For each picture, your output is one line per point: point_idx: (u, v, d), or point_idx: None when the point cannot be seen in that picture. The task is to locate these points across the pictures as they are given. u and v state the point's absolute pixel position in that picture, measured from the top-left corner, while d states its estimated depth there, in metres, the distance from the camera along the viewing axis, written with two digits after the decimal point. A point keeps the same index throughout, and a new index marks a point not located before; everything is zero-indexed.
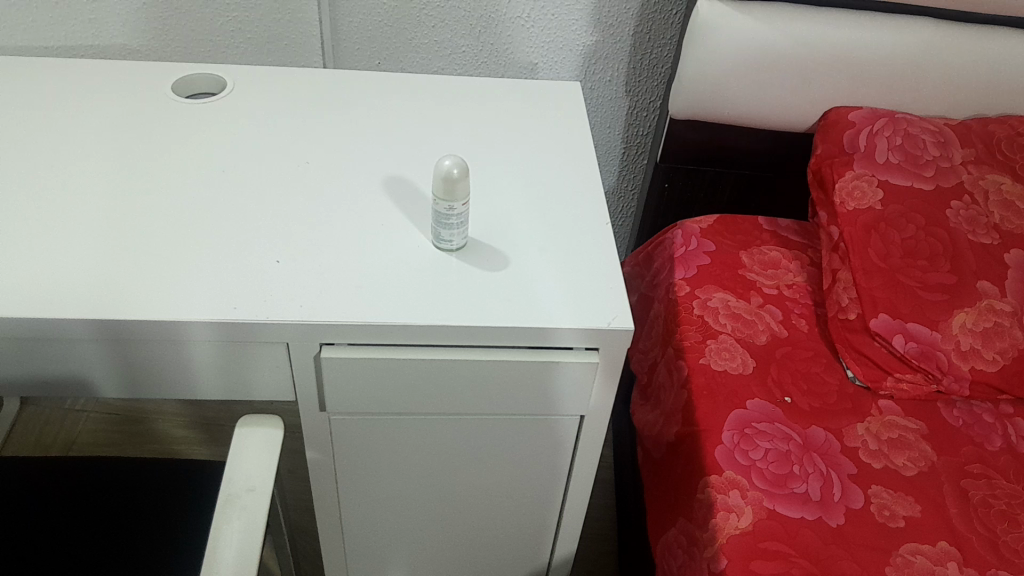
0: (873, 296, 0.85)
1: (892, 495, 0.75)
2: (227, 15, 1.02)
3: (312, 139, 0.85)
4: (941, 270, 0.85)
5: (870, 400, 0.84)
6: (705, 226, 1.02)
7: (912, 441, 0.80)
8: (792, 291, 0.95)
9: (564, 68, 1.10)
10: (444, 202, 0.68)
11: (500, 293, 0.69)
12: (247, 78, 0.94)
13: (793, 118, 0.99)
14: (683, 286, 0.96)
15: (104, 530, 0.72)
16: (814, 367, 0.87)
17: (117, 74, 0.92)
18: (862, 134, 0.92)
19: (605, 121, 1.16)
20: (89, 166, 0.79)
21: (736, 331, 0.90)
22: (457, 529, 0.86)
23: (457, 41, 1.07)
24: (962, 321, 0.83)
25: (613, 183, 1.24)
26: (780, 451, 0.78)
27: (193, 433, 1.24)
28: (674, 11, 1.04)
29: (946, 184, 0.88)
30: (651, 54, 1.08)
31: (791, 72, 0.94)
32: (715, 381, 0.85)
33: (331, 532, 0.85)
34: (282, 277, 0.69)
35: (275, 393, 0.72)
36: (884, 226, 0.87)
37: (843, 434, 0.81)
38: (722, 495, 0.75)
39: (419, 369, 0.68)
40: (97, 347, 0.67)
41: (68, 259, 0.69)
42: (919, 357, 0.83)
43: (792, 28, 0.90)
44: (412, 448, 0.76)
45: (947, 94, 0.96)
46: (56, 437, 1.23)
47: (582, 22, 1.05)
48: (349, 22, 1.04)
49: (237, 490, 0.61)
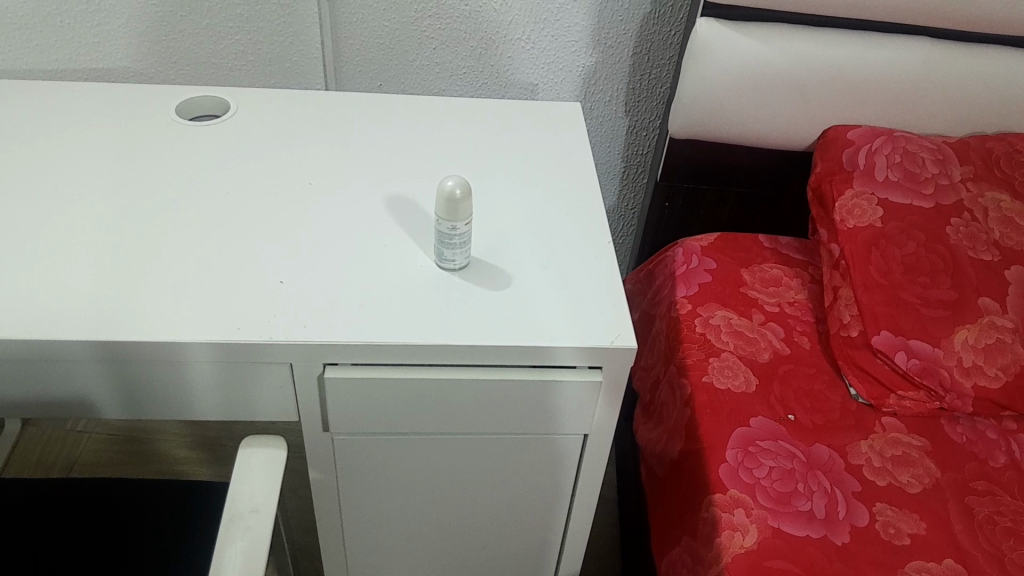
0: (874, 312, 0.85)
1: (898, 512, 0.75)
2: (230, 38, 1.03)
3: (315, 157, 0.86)
4: (942, 287, 0.85)
5: (873, 416, 0.84)
6: (706, 243, 1.03)
7: (916, 458, 0.80)
8: (794, 308, 0.95)
9: (565, 88, 1.11)
10: (446, 221, 0.68)
11: (501, 311, 0.69)
12: (251, 99, 0.95)
13: (792, 137, 1.00)
14: (685, 303, 0.96)
15: (105, 547, 0.72)
16: (817, 384, 0.87)
17: (120, 95, 0.93)
18: (861, 152, 0.92)
19: (606, 140, 1.17)
20: (92, 187, 0.79)
21: (738, 349, 0.90)
22: (459, 548, 0.85)
23: (458, 62, 1.08)
24: (965, 338, 0.83)
25: (613, 203, 1.24)
26: (784, 468, 0.77)
27: (194, 454, 1.24)
28: (673, 31, 1.05)
29: (946, 201, 0.89)
30: (651, 75, 1.09)
31: (789, 92, 0.95)
32: (718, 398, 0.85)
33: (334, 552, 0.85)
34: (286, 297, 0.69)
35: (278, 413, 0.72)
36: (884, 243, 0.87)
37: (847, 451, 0.80)
38: (727, 513, 0.74)
39: (422, 388, 0.68)
40: (97, 368, 0.67)
41: (68, 279, 0.69)
42: (921, 373, 0.83)
43: (790, 48, 0.91)
44: (414, 468, 0.76)
45: (944, 112, 0.96)
46: (58, 457, 1.22)
47: (582, 43, 1.06)
48: (351, 44, 1.06)
49: (242, 510, 0.62)
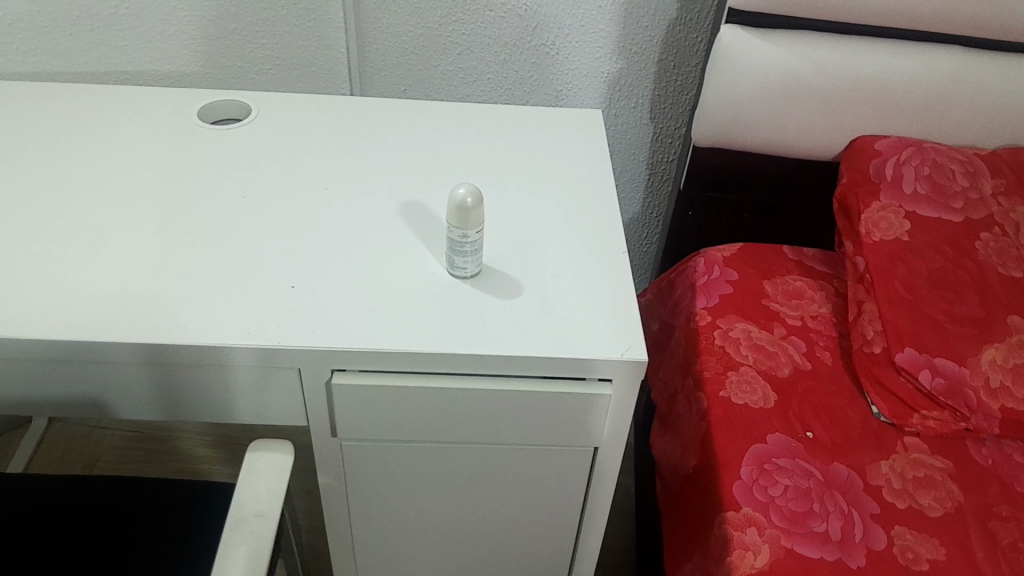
0: (898, 328, 0.83)
1: (917, 536, 0.73)
2: (257, 42, 1.03)
3: (333, 162, 0.86)
4: (969, 304, 0.82)
5: (895, 436, 0.82)
6: (728, 254, 1.01)
7: (938, 480, 0.78)
8: (817, 322, 0.93)
9: (589, 95, 1.10)
10: (457, 229, 0.68)
11: (512, 321, 0.68)
12: (274, 103, 0.95)
13: (819, 148, 0.98)
14: (704, 315, 0.94)
15: (116, 544, 0.73)
16: (837, 401, 0.84)
17: (145, 98, 0.94)
18: (888, 164, 0.90)
19: (629, 147, 1.15)
20: (113, 188, 0.80)
21: (758, 363, 0.88)
22: (467, 556, 0.85)
23: (482, 67, 1.07)
24: (992, 357, 0.80)
25: (637, 210, 1.23)
26: (800, 487, 0.75)
27: (214, 454, 1.24)
28: (699, 38, 1.04)
29: (976, 215, 0.86)
30: (676, 82, 1.08)
31: (816, 101, 0.93)
32: (735, 414, 0.83)
33: (342, 556, 0.84)
34: (297, 302, 0.69)
35: (287, 417, 0.72)
36: (910, 257, 0.85)
37: (867, 472, 0.78)
38: (739, 532, 0.72)
39: (428, 397, 0.67)
40: (109, 369, 0.67)
41: (85, 280, 0.70)
42: (945, 393, 0.80)
43: (817, 56, 0.89)
44: (422, 475, 0.75)
45: (977, 123, 0.94)
46: (81, 453, 1.24)
47: (607, 49, 1.05)
48: (375, 49, 1.06)
49: (246, 515, 0.62)
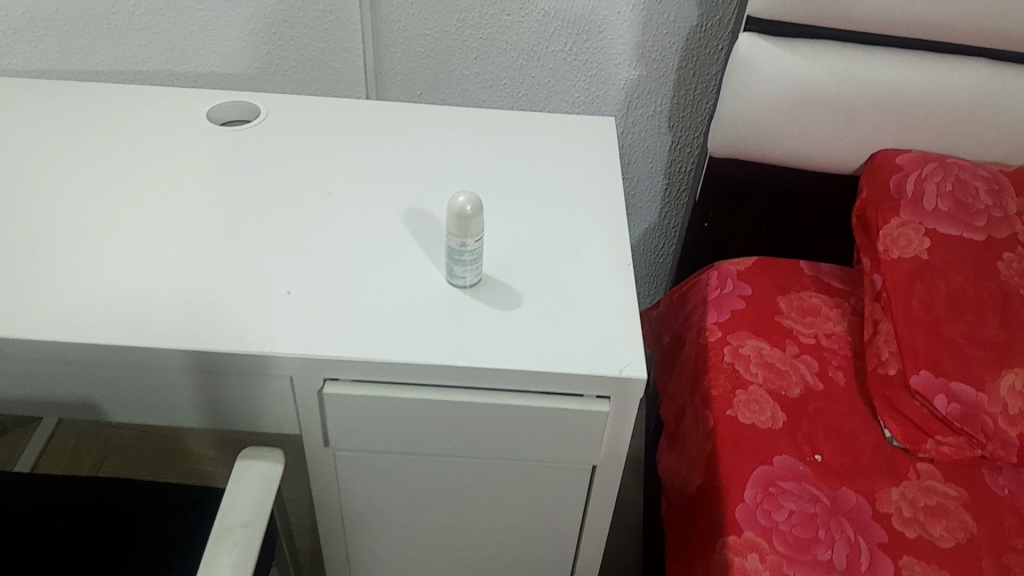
0: (915, 348, 0.80)
1: (926, 568, 0.70)
2: (273, 44, 1.03)
3: (341, 167, 0.85)
4: (990, 326, 0.80)
5: (907, 462, 0.79)
6: (742, 268, 0.98)
7: (951, 509, 0.75)
8: (832, 341, 0.90)
9: (606, 102, 1.08)
10: (457, 238, 0.66)
11: (510, 333, 0.67)
12: (285, 105, 0.95)
13: (838, 161, 0.95)
14: (715, 330, 0.92)
15: (109, 546, 0.72)
16: (849, 423, 0.82)
17: (157, 98, 0.94)
18: (909, 179, 0.87)
19: (646, 156, 1.13)
20: (118, 189, 0.80)
21: (768, 382, 0.85)
22: (464, 569, 0.83)
23: (498, 73, 1.06)
24: (1011, 383, 0.77)
25: (654, 220, 1.21)
26: (805, 513, 0.73)
27: (222, 455, 1.24)
28: (719, 46, 1.01)
29: (999, 234, 0.83)
30: (695, 91, 1.06)
31: (835, 113, 0.90)
32: (742, 434, 0.80)
33: (338, 566, 0.83)
34: (294, 308, 0.68)
35: (282, 425, 0.71)
36: (929, 277, 0.82)
37: (876, 498, 0.75)
38: (739, 558, 0.70)
39: (422, 409, 0.66)
40: (104, 371, 0.67)
41: (83, 281, 0.69)
42: (962, 419, 0.77)
43: (837, 67, 0.87)
44: (418, 487, 0.74)
45: (1003, 139, 0.90)
46: (91, 451, 1.24)
47: (625, 56, 1.03)
48: (391, 53, 1.05)
49: (232, 524, 0.61)
